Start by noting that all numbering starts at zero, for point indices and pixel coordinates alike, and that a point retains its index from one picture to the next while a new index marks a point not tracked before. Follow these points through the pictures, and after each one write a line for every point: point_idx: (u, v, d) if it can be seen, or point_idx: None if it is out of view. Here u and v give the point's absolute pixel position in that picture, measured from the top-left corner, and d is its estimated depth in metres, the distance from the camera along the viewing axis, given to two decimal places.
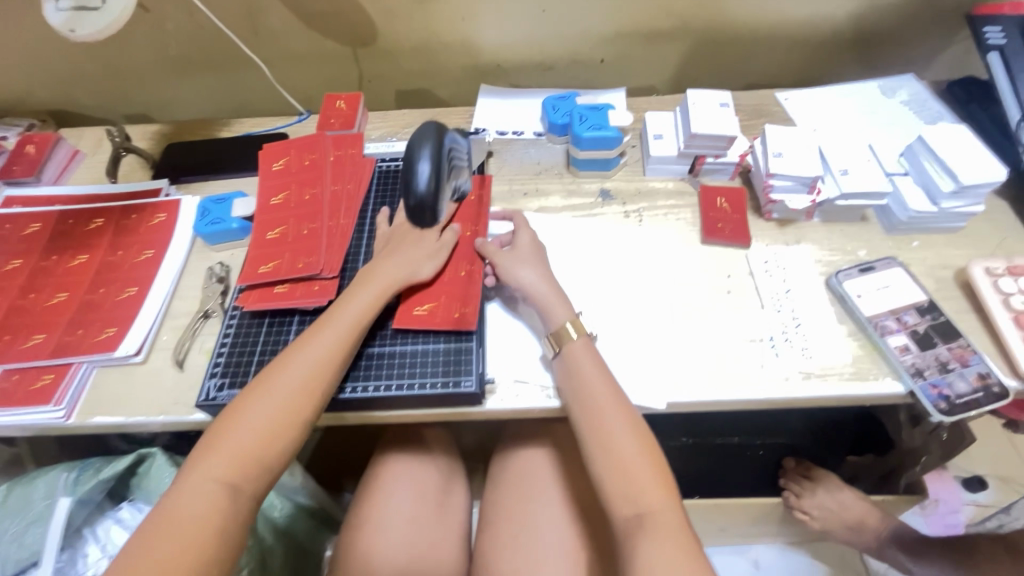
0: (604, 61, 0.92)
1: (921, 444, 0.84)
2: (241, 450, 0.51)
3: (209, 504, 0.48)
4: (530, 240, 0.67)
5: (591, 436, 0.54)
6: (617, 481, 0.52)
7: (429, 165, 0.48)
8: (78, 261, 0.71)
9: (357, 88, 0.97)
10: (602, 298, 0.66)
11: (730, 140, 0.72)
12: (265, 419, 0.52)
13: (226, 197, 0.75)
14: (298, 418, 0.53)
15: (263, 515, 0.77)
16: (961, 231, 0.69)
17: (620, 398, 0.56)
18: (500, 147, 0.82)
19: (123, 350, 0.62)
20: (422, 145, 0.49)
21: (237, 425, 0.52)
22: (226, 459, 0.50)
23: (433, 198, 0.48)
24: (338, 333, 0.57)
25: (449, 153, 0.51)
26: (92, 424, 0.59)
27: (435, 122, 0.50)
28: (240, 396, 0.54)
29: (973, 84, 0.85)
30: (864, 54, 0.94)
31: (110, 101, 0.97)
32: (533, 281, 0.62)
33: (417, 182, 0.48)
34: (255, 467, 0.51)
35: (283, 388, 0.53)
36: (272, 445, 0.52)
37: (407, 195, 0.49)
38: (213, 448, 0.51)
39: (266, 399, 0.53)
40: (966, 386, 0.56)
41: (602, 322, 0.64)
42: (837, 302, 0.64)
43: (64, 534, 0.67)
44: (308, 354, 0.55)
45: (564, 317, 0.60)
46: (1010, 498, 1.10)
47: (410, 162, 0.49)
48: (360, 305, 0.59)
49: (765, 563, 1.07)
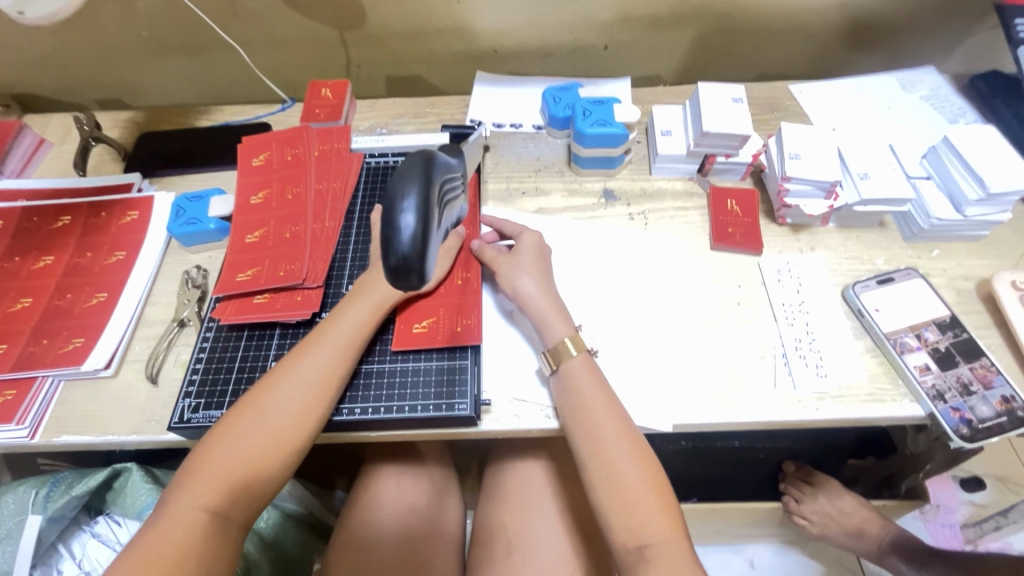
0: (608, 48, 0.86)
1: (925, 449, 0.76)
2: (228, 475, 0.46)
3: (192, 535, 0.44)
4: (532, 243, 0.62)
5: (592, 461, 0.50)
6: (618, 510, 0.48)
7: (414, 215, 0.36)
8: (43, 263, 0.66)
9: (345, 74, 0.91)
10: (605, 309, 0.62)
11: (743, 139, 0.67)
12: (254, 444, 0.48)
13: (202, 194, 0.70)
14: (292, 440, 0.49)
15: (251, 531, 0.75)
16: (983, 239, 0.66)
17: (622, 419, 0.52)
18: (497, 141, 0.77)
19: (92, 364, 0.58)
20: (404, 186, 0.37)
21: (224, 447, 0.47)
22: (211, 485, 0.46)
23: (420, 257, 0.37)
24: (334, 349, 0.53)
25: (438, 195, 0.39)
26: (59, 443, 0.55)
27: (422, 152, 0.38)
28: (225, 417, 0.49)
29: (998, 79, 0.80)
30: (882, 44, 0.89)
31: (79, 84, 0.91)
32: (531, 291, 0.58)
33: (399, 238, 0.36)
34: (243, 492, 0.47)
35: (276, 407, 0.49)
36: (262, 469, 0.47)
37: (386, 253, 0.37)
38: (197, 472, 0.46)
39: (258, 419, 0.49)
40: (988, 410, 0.53)
41: (605, 335, 0.60)
42: (854, 316, 0.61)
43: (36, 552, 0.65)
44: (305, 370, 0.51)
45: (564, 332, 0.56)
46: (1009, 499, 1.05)
47: (389, 210, 0.36)
48: (358, 316, 0.55)
49: (760, 563, 1.05)
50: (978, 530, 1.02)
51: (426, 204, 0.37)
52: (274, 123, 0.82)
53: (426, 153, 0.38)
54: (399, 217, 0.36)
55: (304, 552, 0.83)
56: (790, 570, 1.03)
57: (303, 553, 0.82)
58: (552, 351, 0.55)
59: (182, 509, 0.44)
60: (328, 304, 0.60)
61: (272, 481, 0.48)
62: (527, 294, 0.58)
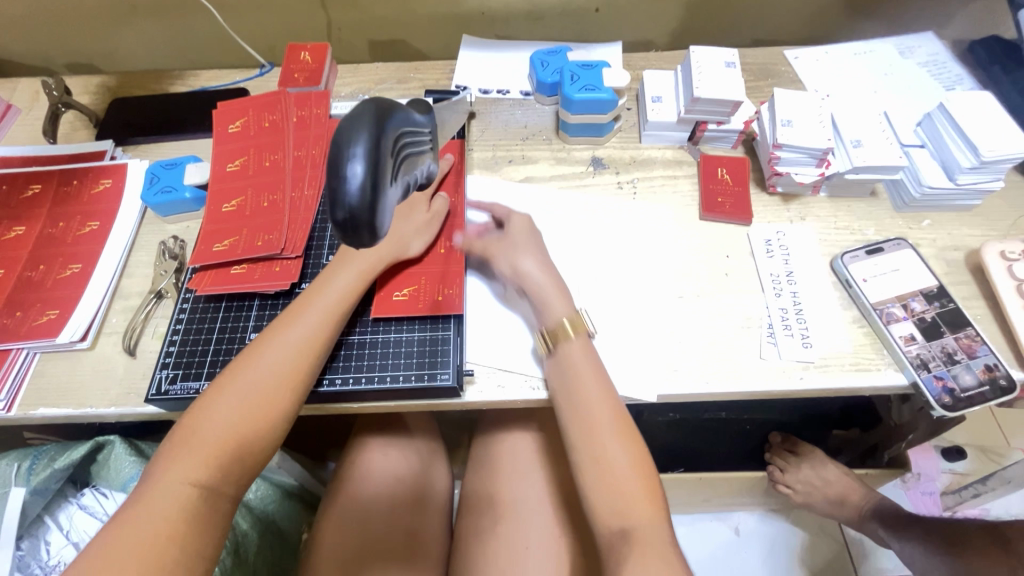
0: (599, 11, 0.83)
1: (908, 420, 0.76)
2: (214, 447, 0.45)
3: (181, 504, 0.42)
4: (522, 222, 0.61)
5: (582, 446, 0.50)
6: (606, 495, 0.48)
7: (363, 164, 0.32)
8: (14, 233, 0.64)
9: (326, 37, 0.87)
10: (598, 290, 0.60)
11: (735, 105, 0.65)
12: (239, 413, 0.46)
13: (177, 161, 0.67)
14: (281, 406, 0.48)
15: (242, 506, 0.75)
16: (974, 209, 0.65)
17: (615, 406, 0.51)
18: (483, 107, 0.75)
19: (67, 336, 0.57)
20: (352, 133, 0.33)
21: (209, 417, 0.46)
22: (197, 456, 0.44)
23: (370, 210, 0.33)
24: (318, 316, 0.52)
25: (394, 145, 0.35)
26: (35, 416, 0.54)
27: (374, 100, 0.34)
28: (208, 391, 0.48)
29: (998, 44, 0.78)
30: (880, 8, 0.86)
31: (47, 48, 0.87)
32: (531, 269, 0.56)
33: (347, 190, 0.32)
34: (232, 462, 0.45)
35: (264, 376, 0.48)
36: (252, 438, 0.46)
37: (333, 207, 0.33)
38: (184, 444, 0.45)
39: (245, 387, 0.47)
40: (971, 379, 0.53)
41: (599, 318, 0.58)
42: (842, 287, 0.60)
43: (23, 524, 0.65)
44: (290, 338, 0.50)
45: (567, 312, 0.54)
46: (989, 468, 1.08)
47: (336, 159, 0.33)
48: (345, 283, 0.54)
49: (745, 530, 1.07)
50: (958, 497, 1.02)
51: (375, 151, 0.33)
52: (251, 89, 0.79)
53: (379, 102, 0.35)
54: (345, 166, 0.32)
55: (291, 525, 0.83)
56: (773, 537, 1.06)
57: (290, 527, 0.83)
58: (554, 334, 0.53)
59: (168, 481, 0.43)
60: (308, 275, 0.59)
61: (262, 450, 0.47)
62: (527, 275, 0.56)
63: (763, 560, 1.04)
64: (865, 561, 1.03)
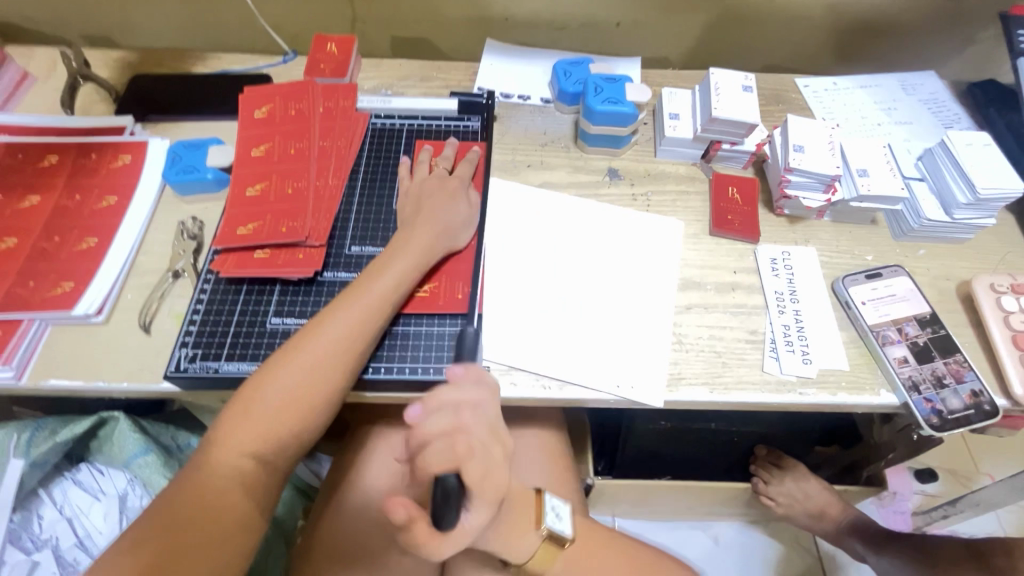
0: (620, 26, 0.86)
1: (888, 441, 0.80)
2: (271, 425, 0.47)
3: (230, 476, 0.45)
4: (503, 463, 0.47)
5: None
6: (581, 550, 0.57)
7: None
8: (28, 203, 0.63)
9: (350, 30, 0.88)
10: (612, 323, 0.60)
11: (749, 128, 0.68)
12: (295, 393, 0.48)
13: (200, 142, 0.68)
14: (332, 387, 0.49)
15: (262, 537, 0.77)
16: (966, 242, 0.68)
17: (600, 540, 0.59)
18: (504, 112, 0.76)
19: (82, 309, 0.57)
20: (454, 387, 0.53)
21: (265, 396, 0.47)
22: (255, 433, 0.46)
23: None
24: (370, 303, 0.53)
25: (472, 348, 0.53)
26: (45, 387, 0.54)
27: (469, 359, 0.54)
28: (263, 366, 0.49)
29: (995, 88, 0.82)
30: (887, 46, 0.90)
31: (66, 18, 0.86)
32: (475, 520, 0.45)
33: None
34: (284, 440, 0.48)
35: (320, 356, 0.49)
36: (304, 417, 0.48)
37: None
38: (241, 416, 0.47)
39: (301, 367, 0.49)
40: (958, 402, 0.56)
41: (618, 344, 0.59)
42: (841, 308, 0.63)
43: (18, 495, 0.65)
44: (343, 323, 0.51)
45: (534, 544, 0.55)
46: (959, 491, 1.12)
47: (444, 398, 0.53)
48: (397, 274, 0.55)
49: (724, 539, 1.09)
50: (927, 518, 1.05)
51: (458, 497, 0.42)
52: (275, 76, 0.79)
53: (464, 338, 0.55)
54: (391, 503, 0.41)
55: (288, 514, 0.83)
56: (750, 547, 1.08)
57: (286, 515, 0.83)
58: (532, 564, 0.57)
59: (224, 453, 0.45)
60: (331, 263, 0.60)
61: (310, 429, 0.49)
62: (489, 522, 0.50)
63: (740, 569, 1.06)
64: (837, 574, 1.06)
